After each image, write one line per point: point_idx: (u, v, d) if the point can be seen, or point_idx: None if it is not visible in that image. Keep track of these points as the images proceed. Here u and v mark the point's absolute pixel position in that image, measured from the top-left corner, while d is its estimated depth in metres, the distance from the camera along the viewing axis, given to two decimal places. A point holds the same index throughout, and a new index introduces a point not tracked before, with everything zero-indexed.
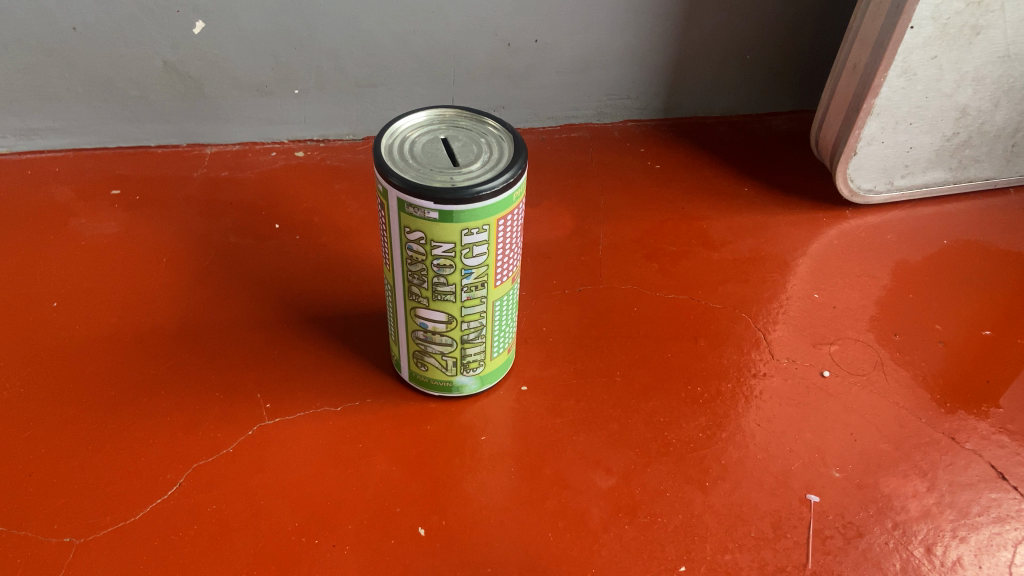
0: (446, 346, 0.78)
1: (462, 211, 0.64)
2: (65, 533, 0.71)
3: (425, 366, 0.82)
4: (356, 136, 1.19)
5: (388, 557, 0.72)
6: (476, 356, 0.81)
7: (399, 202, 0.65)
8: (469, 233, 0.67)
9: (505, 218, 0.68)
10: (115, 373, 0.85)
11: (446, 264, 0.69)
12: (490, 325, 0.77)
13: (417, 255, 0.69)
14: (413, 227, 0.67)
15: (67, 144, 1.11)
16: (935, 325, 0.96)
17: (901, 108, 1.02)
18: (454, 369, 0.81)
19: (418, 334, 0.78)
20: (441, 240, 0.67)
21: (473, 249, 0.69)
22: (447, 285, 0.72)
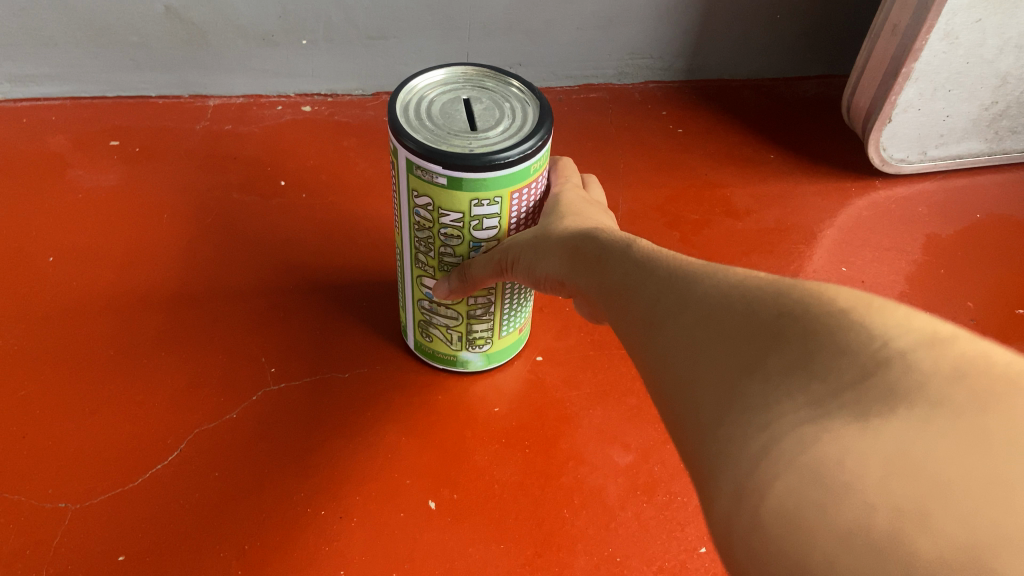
0: (452, 319, 0.74)
1: (473, 179, 0.60)
2: (60, 499, 0.68)
3: (431, 337, 0.78)
4: (365, 91, 1.14)
5: (397, 532, 0.69)
6: (484, 333, 0.76)
7: (408, 163, 0.61)
8: (479, 203, 0.62)
9: (519, 192, 0.63)
10: (113, 333, 0.81)
11: (453, 234, 0.65)
12: (499, 304, 0.73)
13: (424, 221, 0.65)
14: (421, 192, 0.63)
15: (64, 93, 1.06)
16: (966, 301, 0.92)
17: (941, 73, 0.97)
18: (460, 343, 0.77)
19: (424, 304, 0.74)
20: (449, 208, 0.63)
21: (483, 221, 0.64)
22: (454, 255, 0.67)
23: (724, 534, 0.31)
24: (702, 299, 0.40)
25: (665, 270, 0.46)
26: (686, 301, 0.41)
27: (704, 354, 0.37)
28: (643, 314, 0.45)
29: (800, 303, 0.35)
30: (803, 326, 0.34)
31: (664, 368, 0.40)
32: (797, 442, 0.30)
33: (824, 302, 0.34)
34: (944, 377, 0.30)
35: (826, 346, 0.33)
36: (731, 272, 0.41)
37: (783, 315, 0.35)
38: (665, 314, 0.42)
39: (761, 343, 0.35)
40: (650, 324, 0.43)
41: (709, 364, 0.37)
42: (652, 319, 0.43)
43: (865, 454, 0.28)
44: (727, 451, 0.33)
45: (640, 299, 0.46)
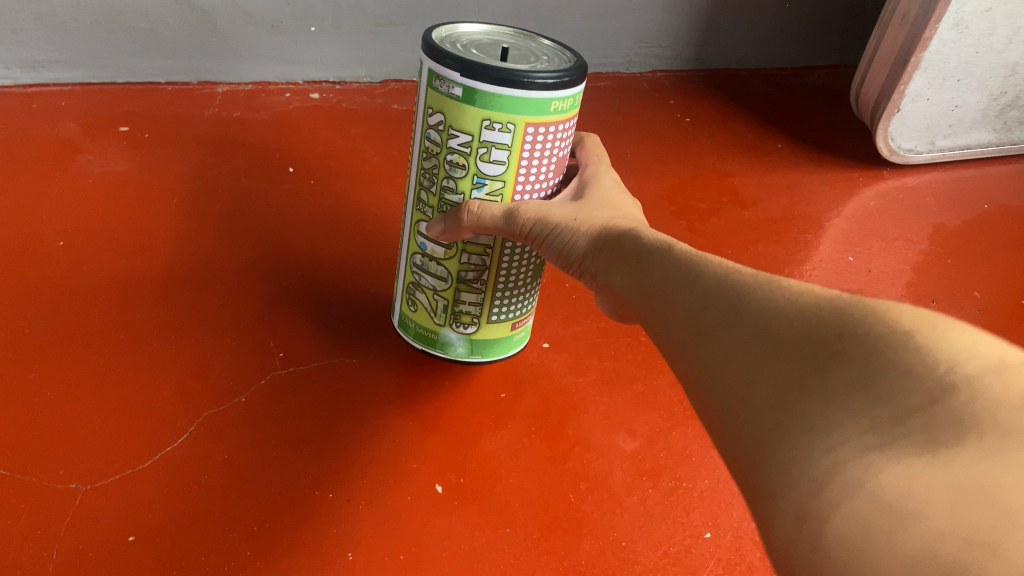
0: (439, 280, 0.67)
1: (489, 91, 0.55)
2: (70, 479, 0.68)
3: (417, 306, 0.70)
4: (373, 79, 1.17)
5: (404, 514, 0.69)
6: (472, 308, 0.68)
7: (428, 72, 0.57)
8: (490, 124, 0.56)
9: (536, 126, 0.57)
10: (122, 318, 0.82)
11: (459, 163, 0.59)
12: (492, 273, 0.66)
13: (433, 145, 0.60)
14: (435, 107, 0.58)
15: (74, 78, 1.06)
16: (973, 291, 0.91)
17: (950, 63, 0.97)
18: (444, 316, 0.69)
19: (417, 259, 0.68)
20: (459, 127, 0.57)
21: (491, 150, 0.58)
22: (456, 192, 0.61)
23: (780, 558, 0.30)
24: (754, 314, 0.40)
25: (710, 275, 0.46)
26: (735, 312, 0.41)
27: (761, 373, 0.37)
28: (687, 324, 0.45)
29: (862, 326, 0.35)
30: (868, 350, 0.34)
31: (718, 381, 0.40)
32: (862, 469, 0.30)
33: (886, 326, 0.35)
34: (1011, 408, 0.31)
35: (888, 370, 0.33)
36: (787, 287, 0.41)
37: (845, 337, 0.35)
38: (712, 326, 0.42)
39: (822, 364, 0.35)
40: (696, 335, 0.43)
41: (768, 380, 0.36)
42: (698, 330, 0.43)
43: (934, 484, 0.28)
44: (786, 471, 0.32)
45: (683, 307, 0.46)
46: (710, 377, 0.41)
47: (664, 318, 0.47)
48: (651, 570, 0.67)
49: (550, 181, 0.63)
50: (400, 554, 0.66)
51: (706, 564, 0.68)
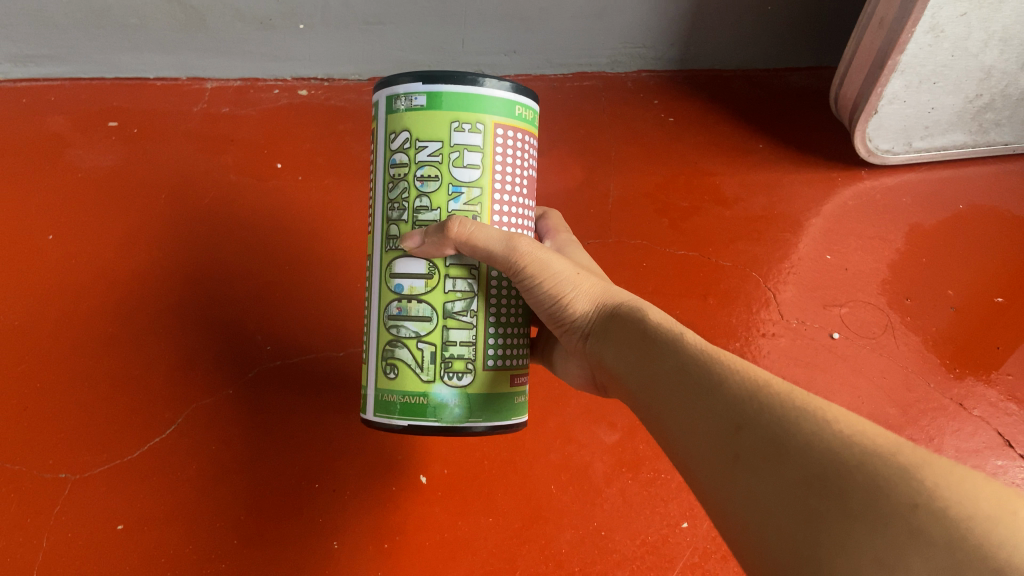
0: (423, 321, 0.56)
1: (454, 92, 0.54)
2: (60, 470, 0.74)
3: (395, 369, 0.56)
4: (361, 77, 1.12)
5: (390, 504, 0.75)
6: (464, 351, 0.56)
7: (389, 99, 0.56)
8: (460, 126, 0.55)
9: (504, 129, 0.56)
10: (110, 313, 0.84)
11: (431, 175, 0.55)
12: (482, 303, 0.57)
13: (400, 170, 0.56)
14: (398, 129, 0.56)
15: (62, 73, 1.06)
16: (947, 289, 0.96)
17: (926, 66, 0.98)
18: (433, 368, 0.56)
19: (391, 311, 0.57)
20: (427, 137, 0.55)
21: (464, 154, 0.55)
22: (432, 210, 0.55)
23: None
24: (806, 454, 0.36)
25: (744, 390, 0.42)
26: (780, 446, 0.37)
27: (816, 528, 0.33)
28: (719, 440, 0.41)
29: (934, 499, 0.32)
30: (948, 532, 0.31)
31: (760, 523, 0.36)
32: None
33: (963, 509, 0.31)
34: None
35: (971, 559, 0.30)
36: (837, 425, 0.37)
37: (919, 510, 0.31)
38: (755, 453, 0.38)
39: (893, 535, 0.31)
40: (732, 459, 0.39)
41: (827, 539, 0.33)
42: (738, 454, 0.39)
43: None
44: None
45: (716, 420, 0.42)
46: (750, 515, 0.37)
47: (691, 430, 0.43)
48: (628, 560, 0.73)
49: (527, 208, 0.59)
50: (385, 542, 0.74)
51: (682, 554, 0.73)
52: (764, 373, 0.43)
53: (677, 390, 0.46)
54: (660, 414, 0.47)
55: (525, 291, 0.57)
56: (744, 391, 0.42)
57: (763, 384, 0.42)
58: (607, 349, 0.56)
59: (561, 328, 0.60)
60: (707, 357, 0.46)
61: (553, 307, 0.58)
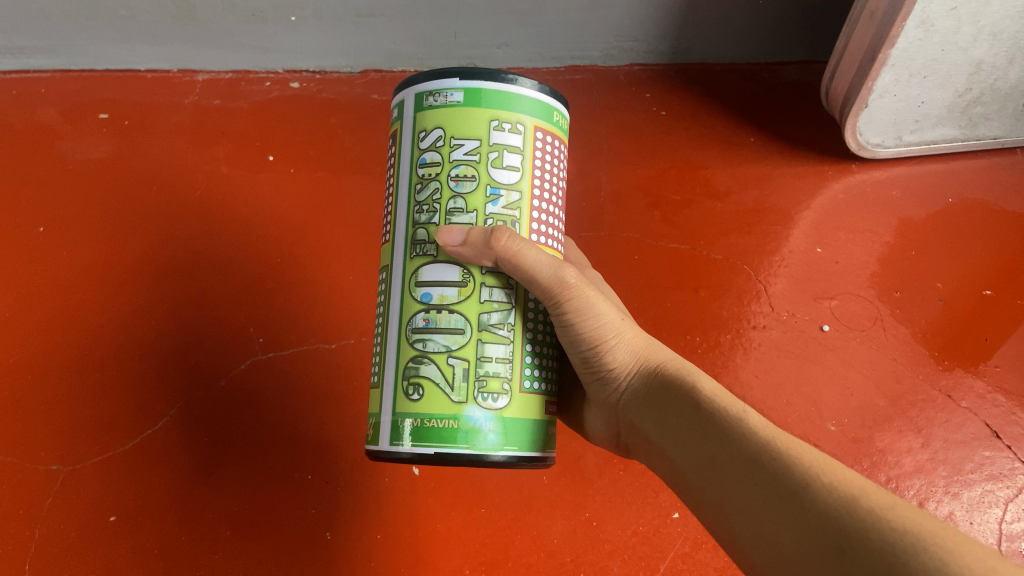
0: (454, 335, 0.50)
1: (493, 89, 0.51)
2: (51, 461, 0.74)
3: (419, 390, 0.49)
4: (353, 70, 1.11)
5: (382, 496, 0.75)
6: (499, 370, 0.50)
7: (418, 96, 0.53)
8: (499, 125, 0.51)
9: (542, 133, 0.53)
10: (102, 305, 0.84)
11: (467, 175, 0.51)
12: (518, 316, 0.52)
13: (430, 170, 0.52)
14: (430, 126, 0.52)
15: (53, 65, 1.06)
16: (936, 283, 0.97)
17: (916, 60, 0.99)
18: (465, 388, 0.49)
19: (416, 323, 0.51)
20: (463, 135, 0.51)
21: (504, 154, 0.51)
22: (467, 213, 0.51)
23: None
24: None
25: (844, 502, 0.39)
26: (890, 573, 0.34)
27: None
28: (812, 555, 0.38)
29: None
30: None
31: None
32: None
33: None
34: None
35: None
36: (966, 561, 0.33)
37: None
38: None
39: None
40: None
41: None
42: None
43: None
44: None
45: (806, 531, 0.39)
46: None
47: (775, 539, 0.40)
48: (620, 550, 0.73)
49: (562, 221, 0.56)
50: (376, 533, 0.73)
51: (673, 544, 0.73)
52: (856, 478, 0.40)
53: (756, 490, 0.43)
54: (732, 509, 0.44)
55: (563, 331, 0.55)
56: (836, 498, 0.39)
57: (857, 493, 0.39)
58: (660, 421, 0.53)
59: (595, 376, 0.59)
60: (786, 450, 0.43)
61: (592, 353, 0.56)
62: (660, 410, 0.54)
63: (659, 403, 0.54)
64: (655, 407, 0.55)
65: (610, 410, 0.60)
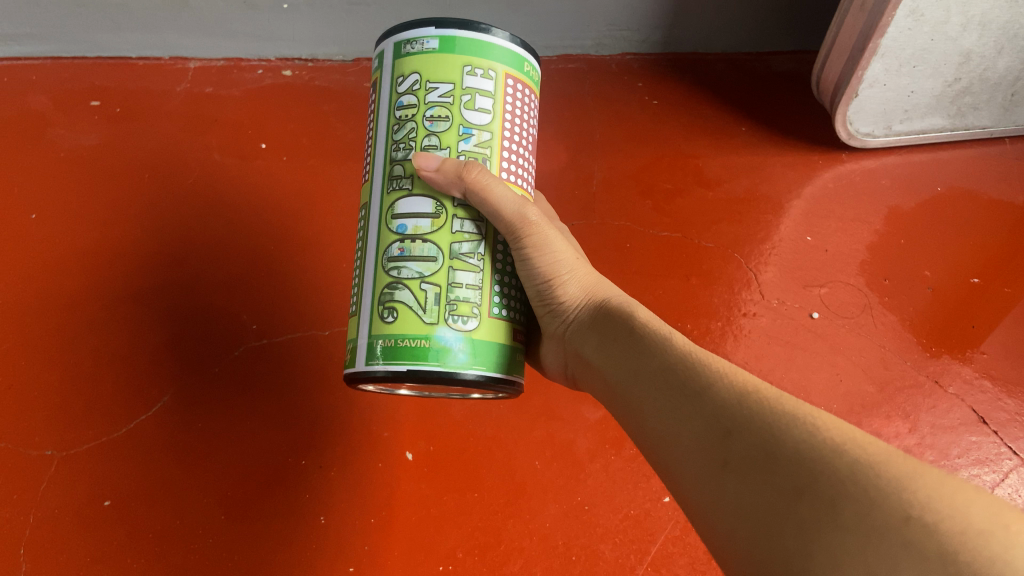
0: (427, 262, 0.51)
1: (467, 37, 0.52)
2: (45, 446, 0.74)
3: (393, 313, 0.51)
4: (346, 58, 1.11)
5: (375, 480, 0.75)
6: (470, 295, 0.52)
7: (396, 45, 0.53)
8: (473, 70, 0.52)
9: (513, 80, 0.54)
10: (95, 291, 0.84)
11: (440, 117, 0.52)
12: (489, 248, 0.53)
13: (407, 112, 0.53)
14: (407, 72, 0.53)
15: (44, 51, 1.06)
16: (924, 270, 0.97)
17: (906, 49, 0.99)
18: (437, 310, 0.50)
19: (391, 252, 0.52)
20: (438, 79, 0.52)
21: (476, 97, 0.52)
22: (440, 150, 0.52)
23: None
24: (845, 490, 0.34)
25: (771, 416, 0.40)
26: (772, 455, 0.38)
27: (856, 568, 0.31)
28: (710, 444, 0.42)
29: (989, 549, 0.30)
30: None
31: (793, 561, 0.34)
32: None
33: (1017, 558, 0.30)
34: None
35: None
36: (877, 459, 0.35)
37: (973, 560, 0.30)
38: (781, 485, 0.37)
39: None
40: (721, 464, 0.40)
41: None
42: (727, 460, 0.40)
43: None
44: None
45: (705, 425, 0.43)
46: (739, 522, 0.38)
47: (680, 435, 0.44)
48: (611, 533, 0.74)
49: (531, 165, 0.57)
50: (370, 517, 0.74)
51: (664, 527, 0.74)
52: (754, 379, 0.44)
53: (692, 412, 0.44)
54: (667, 431, 0.45)
55: (518, 266, 0.56)
56: (734, 395, 0.43)
57: (752, 390, 0.43)
58: (609, 353, 0.54)
59: (544, 312, 0.60)
60: (698, 361, 0.47)
61: (546, 290, 0.57)
62: (605, 339, 0.56)
63: (606, 335, 0.56)
64: (601, 338, 0.56)
65: (560, 346, 0.61)
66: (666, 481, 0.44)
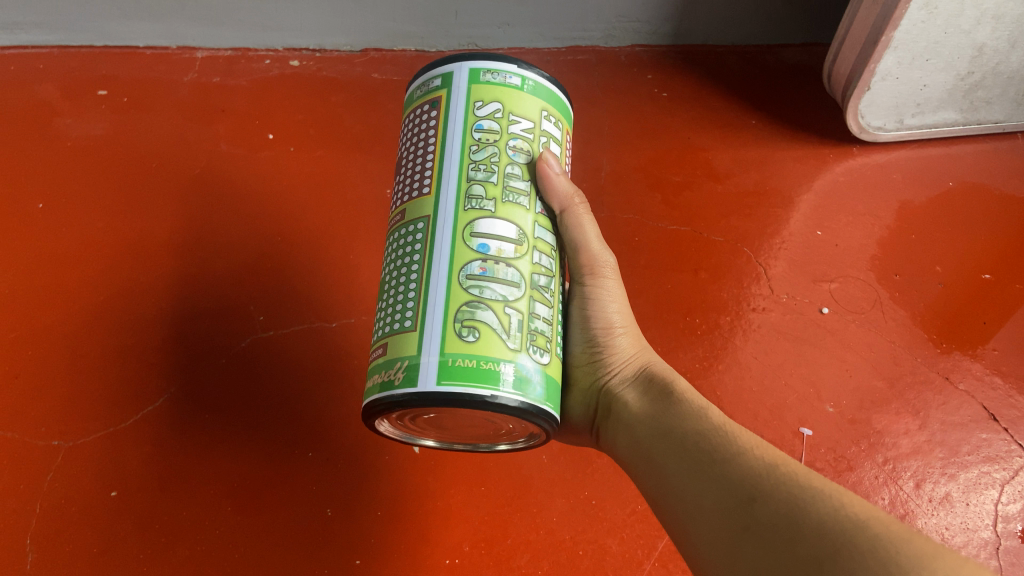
0: (511, 287, 0.49)
1: (545, 84, 0.54)
2: (51, 436, 0.74)
3: (475, 332, 0.47)
4: (354, 48, 1.11)
5: (381, 473, 0.75)
6: (544, 329, 0.51)
7: (472, 70, 0.52)
8: (548, 116, 0.54)
9: (569, 135, 0.58)
10: (103, 281, 0.84)
11: (522, 150, 0.52)
12: (556, 287, 0.53)
13: (487, 136, 0.51)
14: (486, 98, 0.52)
15: (51, 40, 1.05)
16: (935, 266, 0.97)
17: (919, 42, 0.98)
18: (520, 338, 0.48)
19: (470, 270, 0.48)
20: (520, 114, 0.53)
21: (549, 142, 0.54)
22: (521, 181, 0.52)
23: None
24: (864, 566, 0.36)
25: (802, 496, 0.43)
26: (798, 530, 0.41)
27: None
28: (734, 510, 0.46)
29: None
30: None
31: None
32: None
33: None
34: None
35: None
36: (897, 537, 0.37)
37: None
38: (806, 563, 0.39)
39: None
40: (741, 529, 0.44)
41: None
42: (748, 526, 0.44)
43: None
44: None
45: (730, 491, 0.47)
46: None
47: (711, 511, 0.47)
48: (618, 528, 0.73)
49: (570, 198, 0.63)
50: (377, 510, 0.73)
51: None
52: (786, 459, 0.48)
53: (725, 489, 0.47)
54: (701, 504, 0.48)
55: (583, 304, 0.63)
56: (763, 467, 0.47)
57: (780, 464, 0.47)
58: (647, 415, 0.58)
59: (582, 364, 0.63)
60: (732, 437, 0.51)
61: (599, 340, 0.62)
62: (646, 400, 0.59)
63: (643, 398, 0.59)
64: (641, 400, 0.59)
65: (582, 405, 0.63)
66: (684, 543, 0.49)
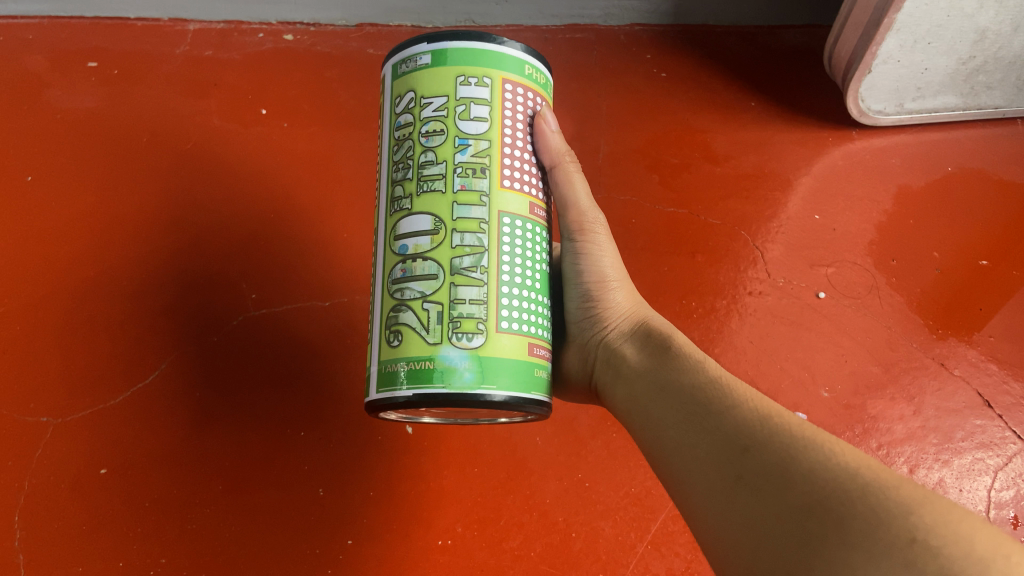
0: (428, 280, 0.49)
1: (460, 48, 0.51)
2: (41, 413, 0.73)
3: (398, 336, 0.49)
4: (349, 23, 1.09)
5: (374, 453, 0.75)
6: (474, 311, 0.48)
7: (393, 68, 0.53)
8: (466, 80, 0.51)
9: (511, 86, 0.52)
10: (93, 256, 0.82)
11: (435, 130, 0.50)
12: (494, 260, 0.50)
13: (404, 131, 0.51)
14: (404, 91, 0.52)
15: (40, 10, 1.03)
16: (933, 251, 0.96)
17: (921, 26, 0.97)
18: (439, 330, 0.48)
19: (397, 274, 0.50)
20: (432, 93, 0.51)
21: (471, 107, 0.50)
22: (437, 165, 0.50)
23: None
24: (855, 513, 0.37)
25: (793, 445, 0.43)
26: (788, 478, 0.41)
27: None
28: (727, 461, 0.45)
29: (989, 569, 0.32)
30: None
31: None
32: None
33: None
34: None
35: None
36: (888, 485, 0.38)
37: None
38: (795, 510, 0.39)
39: None
40: (733, 479, 0.44)
41: None
42: (740, 475, 0.44)
43: None
44: None
45: (723, 441, 0.47)
46: (745, 531, 0.41)
47: (702, 457, 0.47)
48: (611, 511, 0.73)
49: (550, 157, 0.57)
50: (370, 489, 0.73)
51: (665, 505, 0.73)
52: (777, 408, 0.48)
53: (718, 437, 0.47)
54: (692, 450, 0.48)
55: (574, 258, 0.64)
56: (756, 418, 0.47)
57: (773, 416, 0.46)
58: (639, 369, 0.58)
59: (579, 320, 0.63)
60: (727, 387, 0.51)
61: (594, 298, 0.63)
62: (641, 354, 0.59)
63: (640, 352, 0.59)
64: (638, 354, 0.59)
65: (578, 358, 0.64)
66: (673, 488, 0.49)
